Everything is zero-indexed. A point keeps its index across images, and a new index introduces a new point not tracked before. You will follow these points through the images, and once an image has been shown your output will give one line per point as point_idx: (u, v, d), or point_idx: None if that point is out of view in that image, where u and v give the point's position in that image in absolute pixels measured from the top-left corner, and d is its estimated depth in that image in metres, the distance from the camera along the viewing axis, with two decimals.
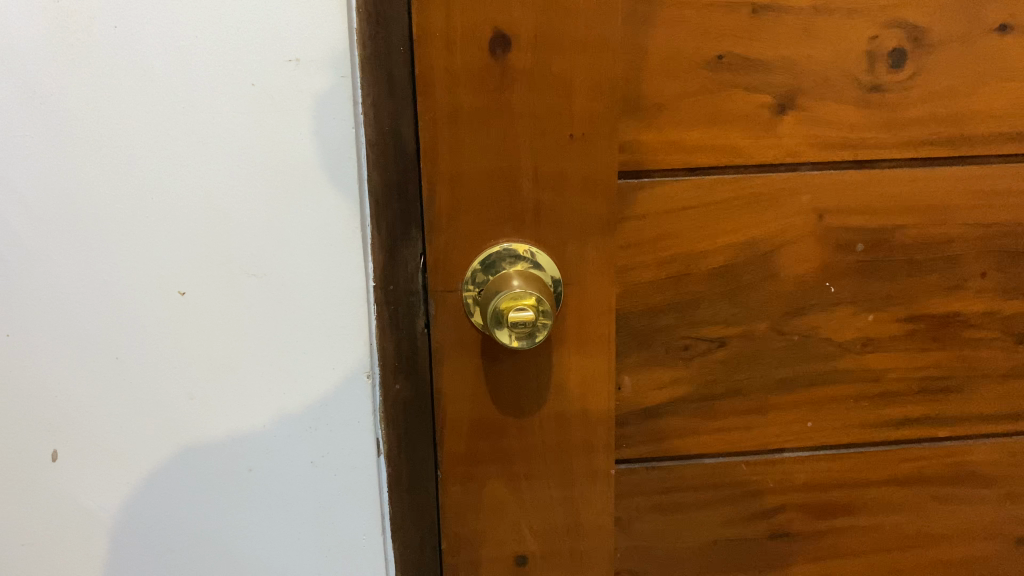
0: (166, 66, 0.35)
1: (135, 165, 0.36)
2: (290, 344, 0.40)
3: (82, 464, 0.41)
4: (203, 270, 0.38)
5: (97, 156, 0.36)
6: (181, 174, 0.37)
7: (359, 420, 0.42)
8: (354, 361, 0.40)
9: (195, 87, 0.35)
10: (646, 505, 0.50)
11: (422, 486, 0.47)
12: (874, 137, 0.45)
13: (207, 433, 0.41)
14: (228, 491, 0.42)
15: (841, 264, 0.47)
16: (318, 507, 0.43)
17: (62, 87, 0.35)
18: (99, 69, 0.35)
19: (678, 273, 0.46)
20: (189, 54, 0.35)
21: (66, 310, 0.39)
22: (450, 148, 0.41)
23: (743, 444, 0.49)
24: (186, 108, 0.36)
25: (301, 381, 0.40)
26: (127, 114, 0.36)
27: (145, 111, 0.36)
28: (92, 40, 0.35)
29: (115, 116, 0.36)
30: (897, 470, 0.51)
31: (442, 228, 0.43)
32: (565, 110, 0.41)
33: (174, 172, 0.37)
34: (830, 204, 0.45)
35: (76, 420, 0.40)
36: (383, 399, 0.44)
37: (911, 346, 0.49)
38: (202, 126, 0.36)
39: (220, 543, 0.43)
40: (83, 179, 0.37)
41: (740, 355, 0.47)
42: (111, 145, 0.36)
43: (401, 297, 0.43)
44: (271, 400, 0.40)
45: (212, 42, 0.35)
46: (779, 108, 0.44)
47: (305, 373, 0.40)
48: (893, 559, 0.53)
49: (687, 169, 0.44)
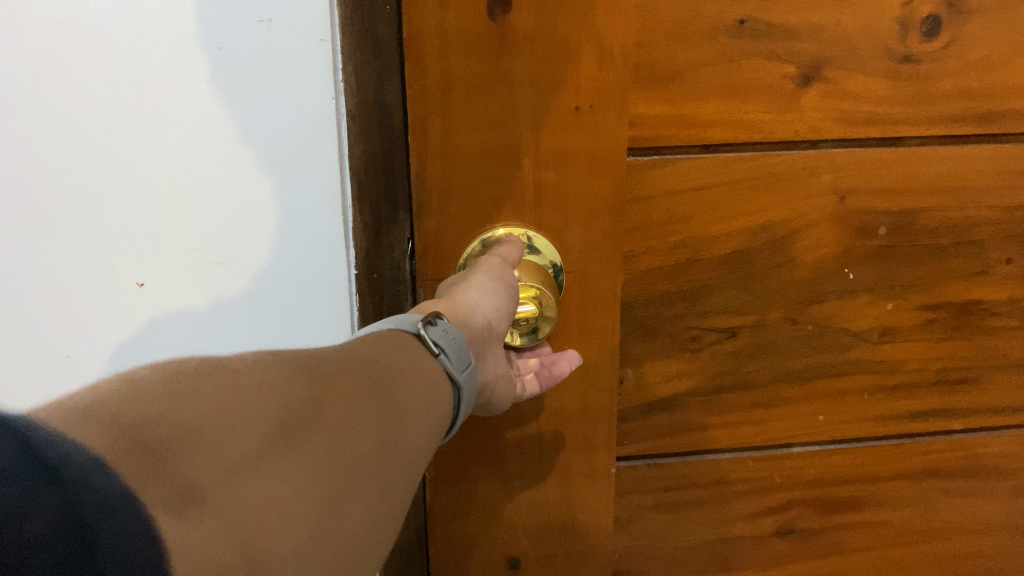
0: (120, 40, 0.34)
1: (100, 171, 0.36)
2: (253, 323, 0.40)
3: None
4: (163, 259, 0.38)
5: (55, 155, 0.36)
6: (145, 164, 0.36)
7: None
8: None
9: (156, 64, 0.35)
10: (647, 504, 0.47)
11: None
12: (903, 113, 0.41)
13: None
14: None
15: (861, 248, 0.43)
16: None
17: (16, 90, 0.35)
18: (52, 76, 0.35)
19: (689, 259, 0.42)
20: (147, 28, 0.34)
21: (12, 303, 0.39)
22: (441, 121, 0.37)
23: (751, 439, 0.46)
24: (147, 87, 0.35)
25: None
26: (80, 114, 0.35)
27: (97, 107, 0.35)
28: (40, 45, 0.34)
29: (67, 116, 0.35)
30: (910, 463, 0.48)
31: (432, 212, 0.39)
32: (570, 79, 0.37)
33: (139, 163, 0.36)
34: (853, 184, 0.42)
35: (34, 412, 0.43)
36: None
37: (929, 335, 0.46)
38: (164, 106, 0.35)
39: None
40: (36, 185, 0.37)
41: (752, 346, 0.44)
42: (68, 152, 0.36)
43: (387, 286, 0.41)
44: None
45: (170, 12, 0.34)
46: (803, 79, 0.39)
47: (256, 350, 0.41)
48: (900, 554, 0.51)
49: (700, 146, 0.40)
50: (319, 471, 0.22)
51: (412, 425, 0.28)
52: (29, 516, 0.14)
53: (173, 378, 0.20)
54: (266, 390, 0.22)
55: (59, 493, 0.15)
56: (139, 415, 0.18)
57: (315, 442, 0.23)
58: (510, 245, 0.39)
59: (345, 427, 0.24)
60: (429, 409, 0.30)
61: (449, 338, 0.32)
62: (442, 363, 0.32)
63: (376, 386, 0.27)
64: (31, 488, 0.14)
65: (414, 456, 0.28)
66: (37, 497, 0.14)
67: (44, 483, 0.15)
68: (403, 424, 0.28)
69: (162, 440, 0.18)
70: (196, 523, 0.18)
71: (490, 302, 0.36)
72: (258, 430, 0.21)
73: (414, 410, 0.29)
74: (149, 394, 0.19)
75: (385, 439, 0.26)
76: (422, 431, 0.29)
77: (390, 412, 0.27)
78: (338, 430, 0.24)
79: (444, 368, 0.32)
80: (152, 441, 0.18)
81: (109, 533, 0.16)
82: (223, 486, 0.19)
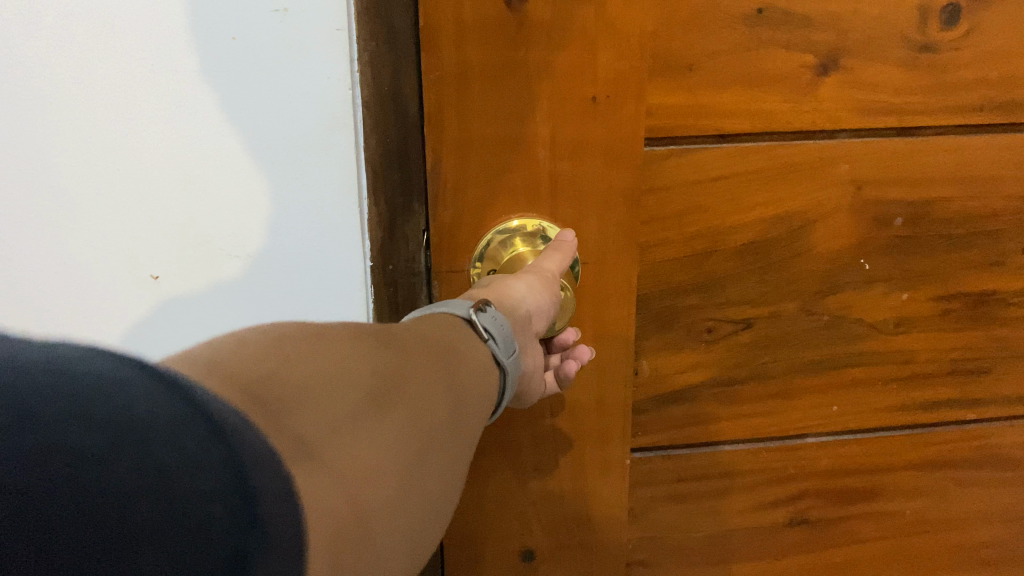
0: (133, 31, 0.34)
1: (113, 163, 0.36)
2: (268, 315, 0.40)
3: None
4: (180, 254, 0.38)
5: (67, 149, 0.36)
6: (159, 156, 0.36)
7: None
8: None
9: (170, 56, 0.34)
10: (661, 494, 0.47)
11: None
12: (922, 103, 0.41)
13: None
14: None
15: (878, 239, 0.43)
16: None
17: (28, 83, 0.34)
18: (65, 76, 0.34)
19: (705, 250, 0.42)
20: (161, 19, 0.34)
21: (26, 296, 0.39)
22: (457, 112, 0.37)
23: (765, 430, 0.46)
24: (161, 79, 0.35)
25: None
26: (92, 108, 0.35)
27: (109, 101, 0.35)
28: (53, 45, 0.34)
29: (79, 108, 0.35)
30: (924, 454, 0.48)
31: (448, 203, 0.39)
32: (588, 68, 0.37)
33: (152, 155, 0.36)
34: (871, 174, 0.42)
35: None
36: None
37: (945, 326, 0.45)
38: (178, 98, 0.35)
39: None
40: (50, 184, 0.37)
41: (768, 337, 0.44)
42: (82, 145, 0.36)
43: (402, 279, 0.40)
44: None
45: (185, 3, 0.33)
46: (821, 69, 0.39)
47: None
48: (912, 544, 0.51)
49: (718, 136, 0.40)
50: (403, 434, 0.24)
51: (473, 397, 0.29)
52: (198, 467, 0.16)
53: (273, 347, 0.22)
54: (351, 360, 0.24)
55: (223, 448, 0.16)
56: (249, 375, 0.20)
57: (396, 408, 0.24)
58: (565, 247, 0.39)
59: (420, 395, 0.26)
60: (487, 384, 0.31)
61: (498, 327, 0.32)
62: (490, 349, 0.32)
63: (442, 360, 0.28)
64: (197, 440, 0.16)
65: (476, 428, 0.29)
66: (203, 453, 0.16)
67: (209, 438, 0.16)
68: (468, 396, 0.29)
69: (273, 398, 0.20)
70: (313, 471, 0.19)
71: (533, 302, 0.37)
72: (348, 392, 0.22)
73: (476, 383, 0.30)
74: (255, 357, 0.21)
75: (455, 408, 0.27)
76: (482, 404, 0.30)
77: (457, 384, 0.28)
78: (414, 397, 0.25)
79: (493, 353, 0.32)
80: (266, 399, 0.19)
81: (263, 486, 0.17)
82: (326, 441, 0.21)
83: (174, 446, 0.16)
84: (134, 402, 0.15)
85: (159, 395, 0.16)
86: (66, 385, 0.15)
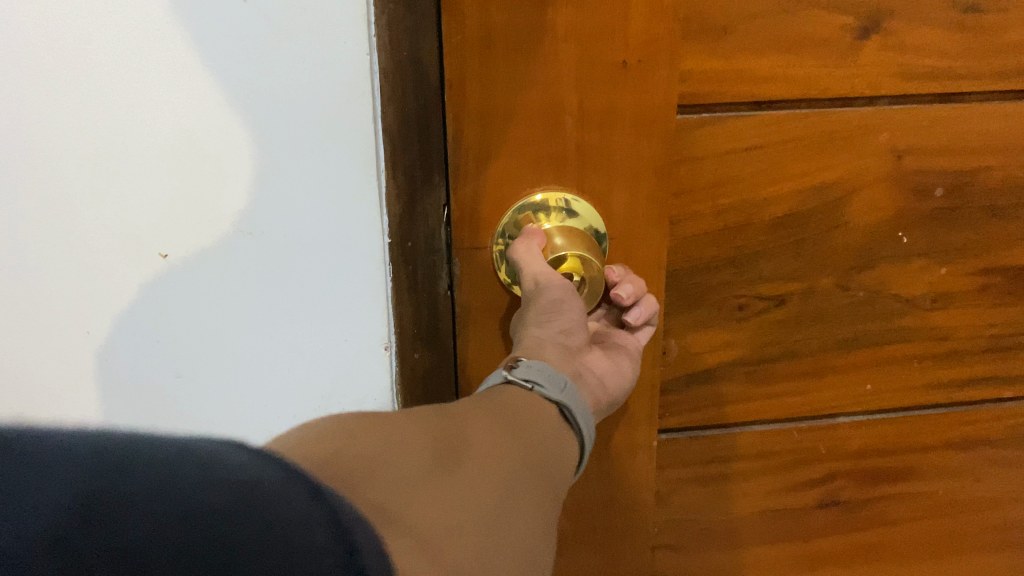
0: None
1: (119, 132, 0.34)
2: (286, 298, 0.38)
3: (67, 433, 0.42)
4: (189, 232, 0.36)
5: (70, 114, 0.33)
6: (168, 123, 0.34)
7: (374, 399, 0.42)
8: (366, 331, 0.39)
9: (176, 15, 0.32)
10: (688, 476, 0.45)
11: None
12: (967, 68, 0.38)
13: (202, 399, 0.41)
14: None
15: (916, 211, 0.41)
16: None
17: (26, 43, 0.32)
18: (59, 41, 0.32)
19: (738, 224, 0.40)
20: None
21: (28, 276, 0.37)
22: (480, 79, 0.35)
23: (797, 410, 0.45)
24: (168, 40, 0.32)
25: (305, 354, 0.40)
26: (95, 70, 0.33)
27: (113, 63, 0.33)
28: (46, 6, 0.31)
29: (81, 70, 0.33)
30: (958, 433, 0.47)
31: (469, 176, 0.37)
32: (619, 32, 0.35)
33: (160, 122, 0.34)
34: (911, 143, 0.40)
35: (52, 395, 0.41)
36: (401, 367, 0.41)
37: (983, 301, 0.44)
38: (187, 62, 0.33)
39: None
40: (48, 157, 0.34)
41: (801, 313, 0.42)
42: (86, 110, 0.33)
43: (421, 255, 0.39)
44: (275, 375, 0.40)
45: None
46: (862, 31, 0.37)
47: (288, 325, 0.39)
48: (943, 524, 0.49)
49: (752, 103, 0.38)
50: (480, 493, 0.22)
51: (543, 450, 0.28)
52: (310, 522, 0.13)
53: (336, 422, 0.20)
54: (415, 431, 0.22)
55: (327, 507, 0.14)
56: (318, 450, 0.18)
57: (468, 471, 0.22)
58: (537, 239, 0.37)
59: (489, 457, 0.24)
60: (555, 435, 0.30)
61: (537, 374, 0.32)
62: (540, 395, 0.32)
63: (499, 427, 0.27)
64: (303, 498, 0.14)
65: (558, 489, 0.27)
66: (311, 513, 0.14)
67: (313, 498, 0.14)
68: (539, 449, 0.28)
69: (347, 469, 0.18)
70: (398, 533, 0.17)
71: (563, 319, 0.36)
72: (417, 458, 0.21)
73: (538, 443, 0.28)
74: (321, 433, 0.19)
75: (529, 471, 0.26)
76: (554, 453, 0.29)
77: (522, 445, 0.27)
78: (484, 460, 0.24)
79: (544, 397, 0.32)
80: (339, 470, 0.18)
81: (366, 542, 0.14)
82: (408, 504, 0.19)
83: (285, 502, 0.13)
84: (241, 461, 0.14)
85: (262, 461, 0.14)
86: (178, 445, 0.13)
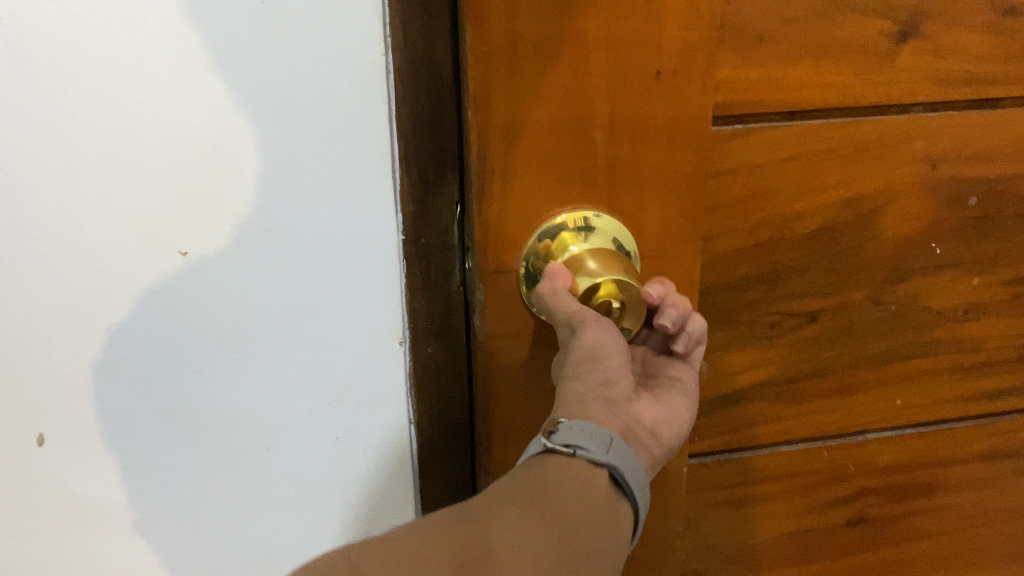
0: None
1: (139, 113, 0.31)
2: (303, 287, 0.36)
3: (75, 455, 0.38)
4: (208, 226, 0.34)
5: (89, 90, 0.31)
6: (195, 104, 0.32)
7: (390, 392, 0.39)
8: (382, 321, 0.37)
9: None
10: (716, 500, 0.43)
11: (459, 455, 0.41)
12: (1003, 73, 0.37)
13: (215, 405, 0.38)
14: (230, 460, 0.39)
15: (950, 221, 0.40)
16: (327, 476, 0.41)
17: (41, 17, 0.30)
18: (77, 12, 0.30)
19: (771, 239, 0.38)
20: None
21: (33, 274, 0.34)
22: (508, 92, 0.32)
23: (826, 428, 0.43)
24: (198, 18, 0.30)
25: (325, 342, 0.37)
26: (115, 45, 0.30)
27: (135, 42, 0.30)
28: None
29: (101, 47, 0.30)
30: (985, 444, 0.46)
31: (494, 197, 0.34)
32: (652, 39, 0.32)
33: (185, 103, 0.32)
34: (946, 151, 0.38)
35: (60, 408, 0.37)
36: (413, 363, 0.38)
37: (1013, 310, 0.42)
38: (214, 42, 0.31)
39: (226, 517, 0.41)
40: (67, 142, 0.32)
41: (833, 329, 0.41)
42: (104, 88, 0.31)
43: (435, 252, 0.36)
44: (292, 367, 0.37)
45: None
46: (900, 36, 0.35)
47: (305, 314, 0.36)
48: (967, 537, 0.48)
49: (786, 112, 0.36)
50: None
51: (583, 535, 0.29)
52: None
53: None
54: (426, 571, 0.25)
55: None
56: None
57: None
58: (560, 276, 0.33)
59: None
60: (608, 510, 0.30)
61: (577, 433, 0.31)
62: (583, 458, 0.30)
63: (534, 524, 0.28)
64: None
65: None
66: None
67: None
68: (578, 538, 0.29)
69: None
70: None
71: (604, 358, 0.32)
72: None
73: (577, 540, 0.29)
74: None
75: None
76: (598, 534, 0.29)
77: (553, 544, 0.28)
78: None
79: (589, 459, 0.30)
80: None
81: None
82: None
83: None
84: None
85: None
86: None
